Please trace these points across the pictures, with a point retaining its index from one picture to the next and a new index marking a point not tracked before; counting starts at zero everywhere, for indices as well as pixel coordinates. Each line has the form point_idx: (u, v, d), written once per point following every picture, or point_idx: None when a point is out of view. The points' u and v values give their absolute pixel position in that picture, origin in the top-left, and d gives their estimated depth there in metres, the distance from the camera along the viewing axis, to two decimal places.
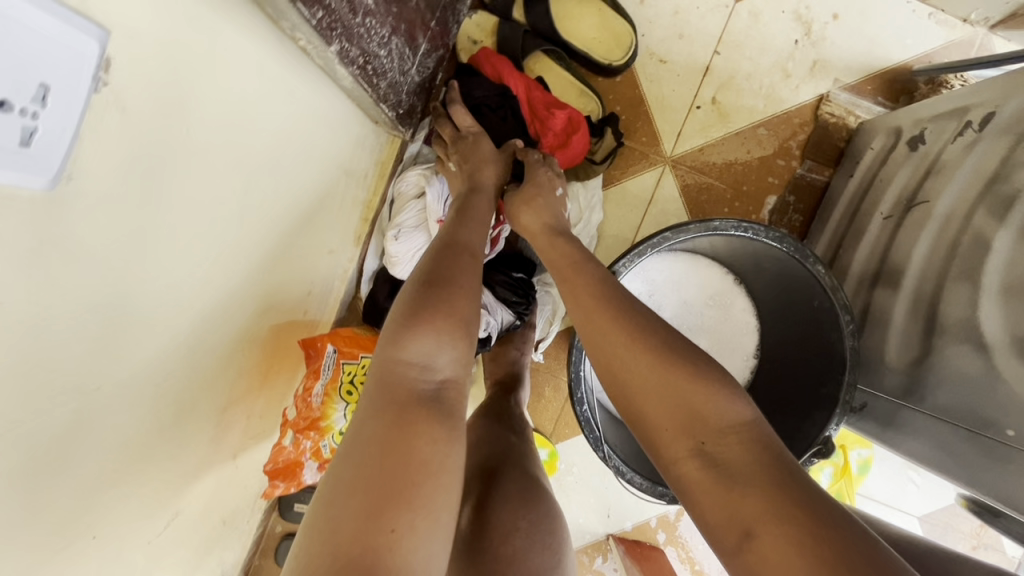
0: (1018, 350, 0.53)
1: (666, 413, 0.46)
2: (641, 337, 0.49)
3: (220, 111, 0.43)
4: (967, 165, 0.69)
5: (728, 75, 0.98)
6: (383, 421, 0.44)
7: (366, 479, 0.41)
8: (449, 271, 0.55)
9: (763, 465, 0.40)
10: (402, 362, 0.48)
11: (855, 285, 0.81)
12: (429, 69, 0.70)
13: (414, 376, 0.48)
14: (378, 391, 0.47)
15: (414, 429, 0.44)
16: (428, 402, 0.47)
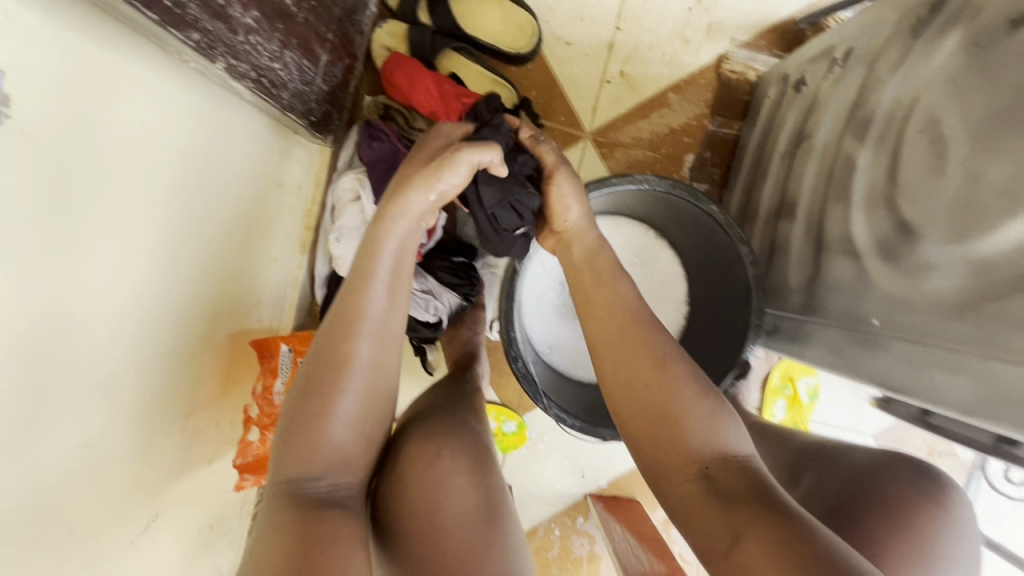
0: (881, 252, 0.59)
1: (667, 438, 0.54)
2: (649, 367, 0.58)
3: (128, 133, 0.48)
4: (837, 98, 0.76)
5: (631, 48, 1.05)
6: (286, 518, 0.47)
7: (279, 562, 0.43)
8: (331, 361, 0.58)
9: (754, 487, 0.48)
10: (299, 469, 0.52)
11: (763, 223, 0.88)
12: (337, 79, 0.76)
13: (309, 480, 0.51)
14: (295, 456, 0.52)
15: (315, 516, 0.47)
16: (324, 496, 0.50)
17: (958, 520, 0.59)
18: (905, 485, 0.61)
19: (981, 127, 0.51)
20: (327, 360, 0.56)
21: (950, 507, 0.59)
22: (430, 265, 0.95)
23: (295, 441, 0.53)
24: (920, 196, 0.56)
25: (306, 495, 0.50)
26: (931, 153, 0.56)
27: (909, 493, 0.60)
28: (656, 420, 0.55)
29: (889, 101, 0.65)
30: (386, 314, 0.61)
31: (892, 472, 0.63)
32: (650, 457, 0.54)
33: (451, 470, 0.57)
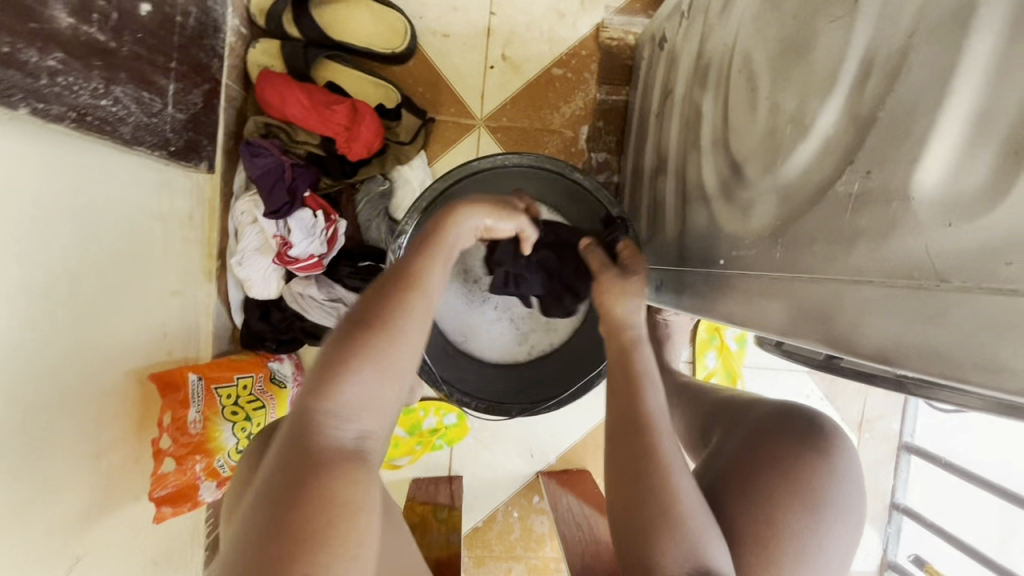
0: (723, 193, 0.61)
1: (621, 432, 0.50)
2: (627, 385, 0.52)
3: None
4: (687, 49, 0.77)
5: (509, 31, 1.06)
6: (295, 482, 0.41)
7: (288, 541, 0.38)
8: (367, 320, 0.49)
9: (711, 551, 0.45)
10: (325, 414, 0.45)
11: (647, 182, 0.89)
12: (195, 106, 0.77)
13: (335, 428, 0.45)
14: (320, 394, 0.46)
15: (323, 493, 0.40)
16: (349, 455, 0.44)
17: (845, 465, 0.57)
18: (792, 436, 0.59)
19: (775, 59, 0.52)
20: (343, 349, 0.47)
21: (832, 451, 0.58)
22: (336, 273, 0.96)
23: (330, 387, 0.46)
24: (742, 134, 0.58)
25: (337, 447, 0.44)
26: (747, 91, 0.58)
27: (795, 443, 0.58)
28: (626, 443, 0.49)
29: (719, 46, 0.66)
30: (416, 334, 0.50)
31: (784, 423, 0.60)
32: (612, 470, 0.50)
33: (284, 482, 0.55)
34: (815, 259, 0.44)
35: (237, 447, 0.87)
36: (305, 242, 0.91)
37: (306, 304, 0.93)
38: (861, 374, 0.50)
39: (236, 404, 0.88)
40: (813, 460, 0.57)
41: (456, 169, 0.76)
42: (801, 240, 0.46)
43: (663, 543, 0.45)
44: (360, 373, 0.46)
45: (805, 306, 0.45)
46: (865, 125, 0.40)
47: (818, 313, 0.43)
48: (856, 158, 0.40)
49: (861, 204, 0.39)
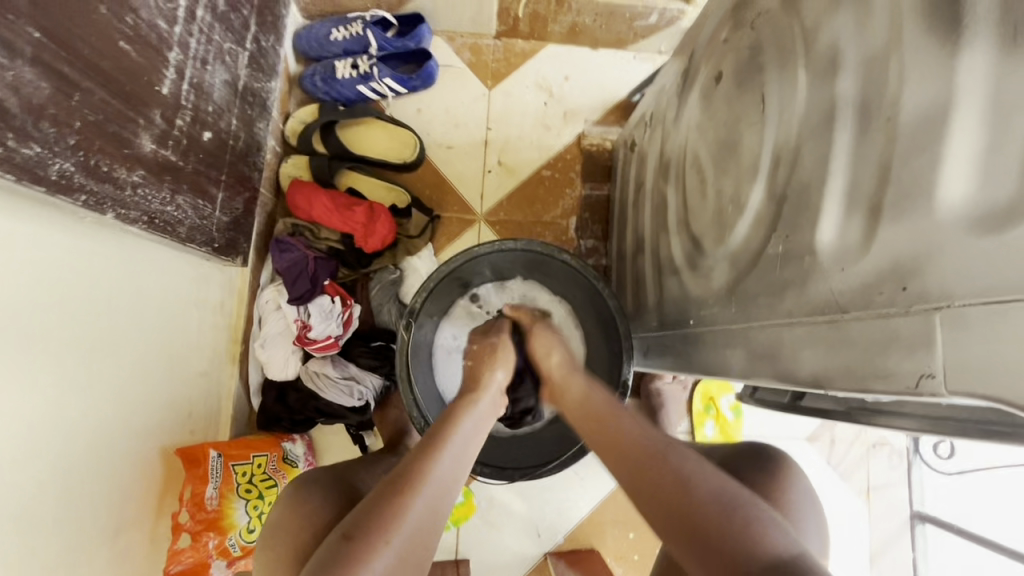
0: (688, 264, 0.71)
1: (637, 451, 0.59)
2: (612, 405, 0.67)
3: (44, 282, 0.60)
4: (652, 150, 0.92)
5: (503, 141, 1.24)
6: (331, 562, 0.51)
7: None
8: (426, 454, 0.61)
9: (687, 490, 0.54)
10: (361, 540, 0.52)
11: (630, 261, 1.00)
12: (236, 210, 0.91)
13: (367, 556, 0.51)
14: (364, 526, 0.53)
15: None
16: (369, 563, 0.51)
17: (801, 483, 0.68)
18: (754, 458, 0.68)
19: (715, 155, 0.65)
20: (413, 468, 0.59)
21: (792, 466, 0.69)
22: (351, 352, 1.04)
23: (358, 546, 0.52)
24: (697, 214, 0.69)
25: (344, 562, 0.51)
26: (698, 180, 0.70)
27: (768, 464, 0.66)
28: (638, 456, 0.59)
29: (675, 146, 0.80)
30: (456, 464, 0.62)
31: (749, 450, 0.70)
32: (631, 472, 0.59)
33: (317, 508, 0.65)
34: (759, 310, 0.52)
35: (249, 526, 0.90)
36: (322, 324, 1.00)
37: (322, 383, 1.00)
38: (817, 410, 0.56)
39: (250, 482, 0.92)
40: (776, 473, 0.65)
41: (459, 255, 0.86)
42: (748, 295, 0.55)
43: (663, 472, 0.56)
44: (392, 542, 0.53)
45: (756, 350, 0.52)
46: (779, 201, 0.50)
47: (766, 354, 0.50)
48: (777, 227, 0.50)
49: (786, 260, 0.48)
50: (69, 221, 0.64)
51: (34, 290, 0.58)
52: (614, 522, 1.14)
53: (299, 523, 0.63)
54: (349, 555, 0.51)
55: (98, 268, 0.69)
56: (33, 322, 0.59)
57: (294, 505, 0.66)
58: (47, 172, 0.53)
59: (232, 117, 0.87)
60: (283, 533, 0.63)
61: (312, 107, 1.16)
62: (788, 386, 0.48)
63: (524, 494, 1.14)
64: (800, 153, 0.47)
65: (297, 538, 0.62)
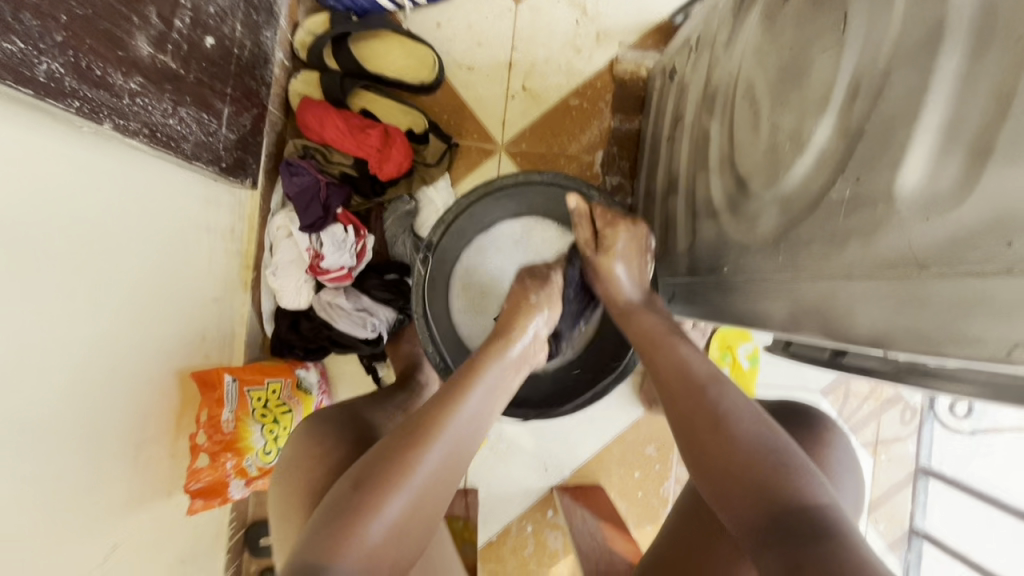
0: (729, 208, 0.66)
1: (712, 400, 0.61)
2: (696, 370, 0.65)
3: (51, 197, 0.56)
4: (696, 77, 0.83)
5: (529, 64, 1.14)
6: (340, 505, 0.53)
7: (320, 532, 0.51)
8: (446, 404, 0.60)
9: (747, 448, 0.57)
10: (368, 488, 0.54)
11: (659, 201, 0.94)
12: (244, 127, 0.85)
13: (373, 507, 0.53)
14: (375, 470, 0.55)
15: (354, 519, 0.52)
16: (375, 513, 0.52)
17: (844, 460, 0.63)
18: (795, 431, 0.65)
19: (776, 84, 0.58)
20: (430, 414, 0.59)
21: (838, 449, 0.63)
22: (363, 284, 1.01)
23: (365, 495, 0.53)
24: (746, 152, 0.63)
25: (349, 505, 0.53)
26: (751, 113, 0.63)
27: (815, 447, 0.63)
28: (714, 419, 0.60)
29: (725, 74, 0.72)
30: (479, 410, 0.63)
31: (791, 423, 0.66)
32: (694, 439, 0.61)
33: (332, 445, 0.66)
34: (813, 260, 0.48)
35: (265, 448, 0.91)
36: (336, 254, 0.97)
37: (334, 313, 0.98)
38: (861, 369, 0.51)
39: (266, 407, 0.93)
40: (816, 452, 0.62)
41: (480, 185, 0.83)
42: (804, 244, 0.50)
43: (727, 427, 0.59)
44: (403, 493, 0.54)
45: (808, 302, 0.48)
46: (854, 137, 0.44)
47: (820, 309, 0.46)
48: (847, 167, 0.45)
49: (852, 207, 0.43)
50: (69, 133, 0.59)
51: (39, 208, 0.55)
52: (621, 460, 1.16)
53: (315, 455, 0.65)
54: (358, 503, 0.53)
55: (102, 190, 0.65)
56: (39, 244, 0.56)
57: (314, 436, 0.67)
58: (34, 72, 0.48)
59: (236, 21, 0.79)
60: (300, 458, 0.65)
61: (323, 15, 1.05)
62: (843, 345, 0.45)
63: (534, 431, 1.15)
64: (889, 82, 0.41)
65: (314, 465, 0.64)
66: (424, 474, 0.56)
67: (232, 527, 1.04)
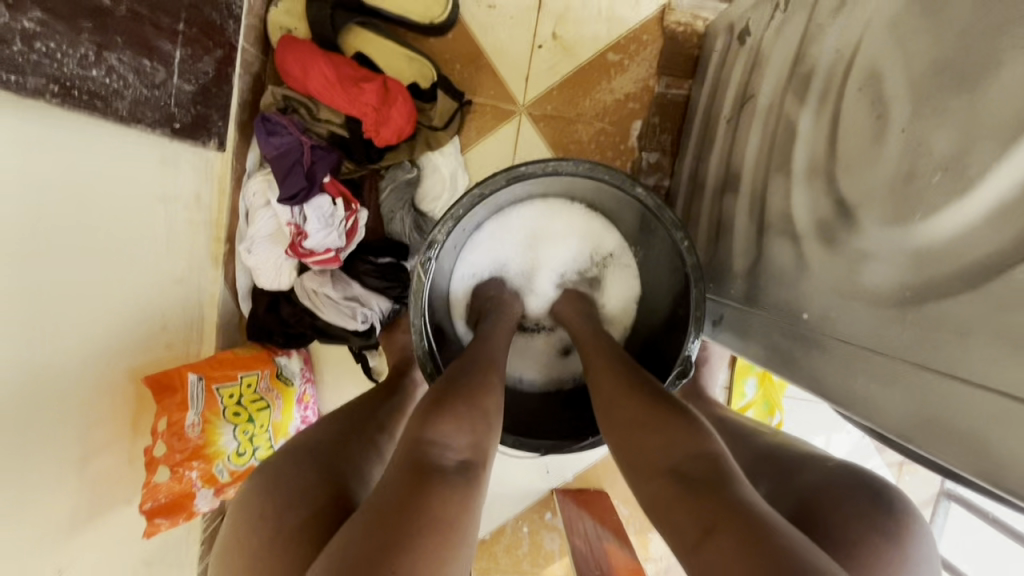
0: (820, 237, 0.51)
1: (641, 406, 0.54)
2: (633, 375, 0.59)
3: None
4: (781, 48, 0.66)
5: (563, 6, 0.93)
6: (406, 474, 0.42)
7: (386, 519, 0.38)
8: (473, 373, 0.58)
9: (687, 458, 0.47)
10: (425, 442, 0.46)
11: (709, 196, 0.79)
12: (205, 74, 0.67)
13: (435, 455, 0.45)
14: (431, 423, 0.48)
15: (428, 477, 0.42)
16: (450, 474, 0.44)
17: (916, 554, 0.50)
18: (850, 517, 0.51)
19: (921, 84, 0.42)
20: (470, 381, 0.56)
21: (905, 542, 0.50)
22: (354, 268, 0.87)
23: (433, 449, 0.45)
24: (857, 170, 0.48)
25: (422, 465, 0.43)
26: (869, 116, 0.47)
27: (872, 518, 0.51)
28: (644, 424, 0.52)
29: (831, 51, 0.55)
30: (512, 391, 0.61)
31: (840, 502, 0.53)
32: (633, 448, 0.52)
33: (304, 463, 0.57)
34: (968, 357, 0.35)
35: (238, 450, 0.81)
36: (321, 232, 0.82)
37: (319, 302, 0.85)
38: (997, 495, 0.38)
39: (239, 404, 0.82)
40: (879, 550, 0.49)
41: (499, 172, 0.66)
42: (950, 326, 0.37)
43: (660, 446, 0.49)
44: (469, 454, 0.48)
45: (947, 411, 0.36)
46: None
47: (973, 427, 0.34)
48: None
49: None
50: None
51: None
52: None
53: (279, 475, 0.56)
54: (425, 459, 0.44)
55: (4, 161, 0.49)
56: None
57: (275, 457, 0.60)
58: None
59: None
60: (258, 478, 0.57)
61: None
62: (998, 488, 0.33)
63: None
64: None
65: (277, 486, 0.54)
66: (486, 438, 0.51)
67: (207, 518, 0.97)
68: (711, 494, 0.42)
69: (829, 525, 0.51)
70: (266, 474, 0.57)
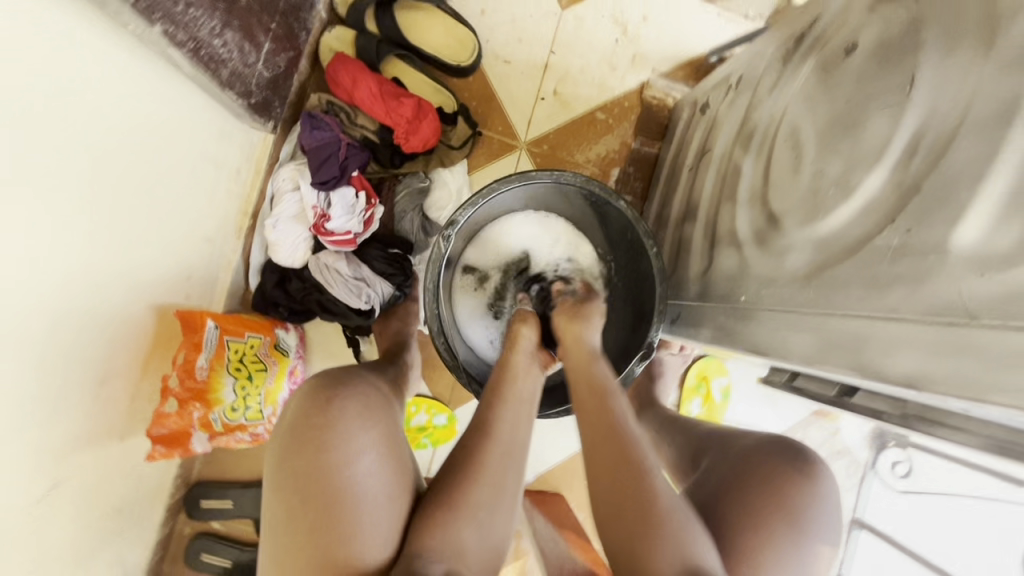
0: (756, 242, 0.69)
1: (621, 452, 0.59)
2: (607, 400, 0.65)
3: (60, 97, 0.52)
4: (731, 116, 0.87)
5: (564, 70, 1.15)
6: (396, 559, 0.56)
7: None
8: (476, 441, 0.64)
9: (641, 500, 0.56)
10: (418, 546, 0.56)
11: (672, 226, 0.97)
12: (280, 68, 0.83)
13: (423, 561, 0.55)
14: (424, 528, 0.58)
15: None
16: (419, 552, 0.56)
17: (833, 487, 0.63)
18: (779, 459, 0.64)
19: (823, 133, 0.61)
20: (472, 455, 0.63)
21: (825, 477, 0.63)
22: (365, 253, 0.98)
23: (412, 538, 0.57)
24: (782, 192, 0.66)
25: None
26: (791, 155, 0.66)
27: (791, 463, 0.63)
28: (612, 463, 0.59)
29: (767, 116, 0.76)
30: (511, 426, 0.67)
31: (770, 452, 0.65)
32: (605, 473, 0.59)
33: (358, 431, 0.61)
34: (849, 299, 0.51)
35: (234, 405, 0.86)
36: (344, 218, 0.94)
37: (331, 278, 0.95)
38: (869, 410, 0.54)
39: (241, 361, 0.88)
40: (805, 481, 0.62)
41: (516, 174, 0.81)
42: (837, 283, 0.53)
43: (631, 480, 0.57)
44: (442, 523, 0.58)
45: (834, 339, 0.51)
46: (909, 192, 0.47)
47: (849, 343, 0.49)
48: (898, 218, 0.48)
49: (898, 256, 0.47)
50: (108, 26, 0.55)
51: (46, 93, 0.51)
52: (585, 473, 1.17)
53: (334, 440, 0.60)
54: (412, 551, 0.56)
55: (115, 97, 0.61)
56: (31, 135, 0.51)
57: (318, 406, 0.62)
58: None
59: None
60: (304, 427, 0.61)
61: None
62: (868, 381, 0.47)
63: None
64: (954, 145, 0.44)
65: (337, 455, 0.59)
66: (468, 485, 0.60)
67: (174, 484, 0.98)
68: (653, 531, 0.54)
69: (767, 466, 0.64)
70: (315, 429, 0.61)
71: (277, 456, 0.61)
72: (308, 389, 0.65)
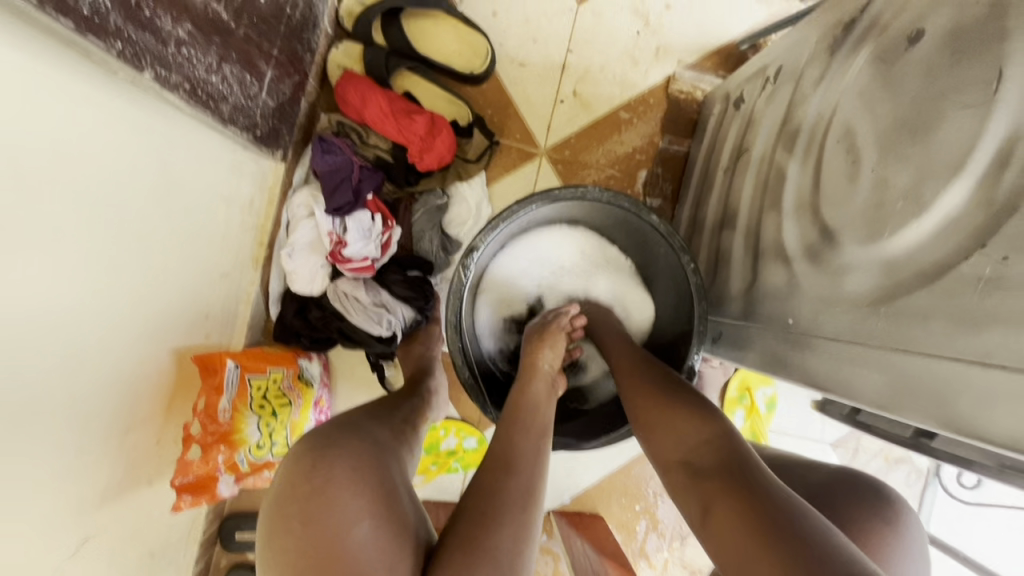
0: (808, 259, 0.61)
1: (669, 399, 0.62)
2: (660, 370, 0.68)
3: (64, 159, 0.50)
4: (771, 112, 0.79)
5: (583, 69, 1.08)
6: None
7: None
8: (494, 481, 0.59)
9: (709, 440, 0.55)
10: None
11: (708, 233, 0.91)
12: (283, 95, 0.85)
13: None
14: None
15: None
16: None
17: (910, 539, 0.56)
18: (853, 506, 0.57)
19: (885, 134, 0.53)
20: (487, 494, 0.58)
21: (901, 525, 0.57)
22: (384, 278, 0.95)
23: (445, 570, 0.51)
24: (837, 202, 0.58)
25: None
26: (846, 161, 0.58)
27: (872, 509, 0.57)
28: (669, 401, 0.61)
29: (813, 113, 0.67)
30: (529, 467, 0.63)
31: (851, 491, 0.59)
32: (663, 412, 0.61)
33: (352, 492, 0.53)
34: (930, 336, 0.44)
35: (260, 443, 0.84)
36: (361, 243, 0.90)
37: (349, 305, 0.91)
38: (956, 457, 0.49)
39: (265, 397, 0.86)
40: (880, 532, 0.55)
41: (537, 193, 0.75)
42: (915, 315, 0.46)
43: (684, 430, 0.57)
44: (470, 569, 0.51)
45: (913, 381, 0.45)
46: (1003, 211, 0.40)
47: (934, 388, 0.43)
48: (992, 242, 0.41)
49: (992, 288, 0.40)
50: (102, 78, 0.53)
51: (49, 160, 0.48)
52: (623, 492, 1.12)
53: (323, 510, 0.51)
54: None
55: (124, 149, 0.58)
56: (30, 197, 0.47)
57: (307, 470, 0.54)
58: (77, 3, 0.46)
59: None
60: (292, 496, 0.53)
61: None
62: (956, 435, 0.42)
63: None
64: None
65: (324, 531, 0.50)
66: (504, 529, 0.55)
67: (208, 519, 0.97)
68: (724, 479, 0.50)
69: (835, 509, 0.57)
70: (302, 499, 0.52)
71: (266, 536, 0.53)
72: (296, 455, 0.57)
